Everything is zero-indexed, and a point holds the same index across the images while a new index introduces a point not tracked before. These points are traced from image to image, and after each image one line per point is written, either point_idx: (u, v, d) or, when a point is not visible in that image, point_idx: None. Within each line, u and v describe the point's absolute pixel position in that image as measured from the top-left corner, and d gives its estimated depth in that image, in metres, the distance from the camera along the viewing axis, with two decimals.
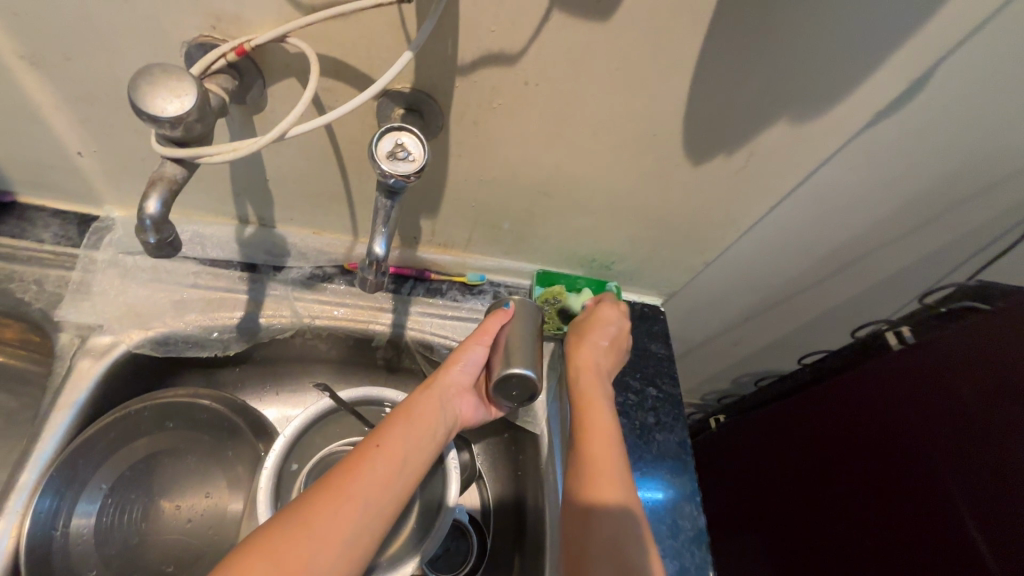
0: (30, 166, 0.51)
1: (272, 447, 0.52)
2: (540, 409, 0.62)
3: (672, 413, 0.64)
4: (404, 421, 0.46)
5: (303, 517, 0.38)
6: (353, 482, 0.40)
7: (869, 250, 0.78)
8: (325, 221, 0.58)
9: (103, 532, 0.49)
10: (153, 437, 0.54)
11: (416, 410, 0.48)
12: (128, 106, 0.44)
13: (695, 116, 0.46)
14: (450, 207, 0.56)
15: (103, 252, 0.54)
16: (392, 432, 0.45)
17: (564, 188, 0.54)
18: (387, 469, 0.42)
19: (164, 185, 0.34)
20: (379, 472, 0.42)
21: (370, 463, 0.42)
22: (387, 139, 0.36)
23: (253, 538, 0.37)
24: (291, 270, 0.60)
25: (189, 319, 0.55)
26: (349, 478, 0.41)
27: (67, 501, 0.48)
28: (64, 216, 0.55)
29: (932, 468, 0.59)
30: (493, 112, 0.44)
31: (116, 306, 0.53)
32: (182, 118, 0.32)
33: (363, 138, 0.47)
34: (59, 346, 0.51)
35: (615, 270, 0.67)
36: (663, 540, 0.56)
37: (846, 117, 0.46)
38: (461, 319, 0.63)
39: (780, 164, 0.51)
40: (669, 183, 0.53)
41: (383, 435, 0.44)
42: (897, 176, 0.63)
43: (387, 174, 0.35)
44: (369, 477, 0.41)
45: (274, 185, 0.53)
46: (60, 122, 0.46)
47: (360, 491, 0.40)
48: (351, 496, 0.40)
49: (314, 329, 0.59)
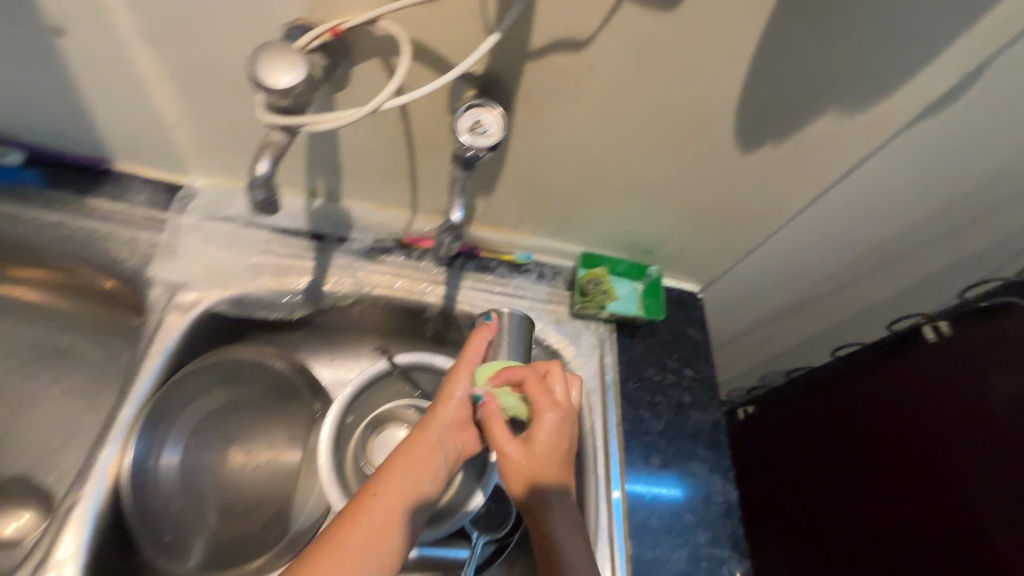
0: (129, 136, 0.55)
1: (333, 403, 0.58)
2: (580, 383, 0.65)
3: (707, 394, 0.67)
4: (400, 468, 0.47)
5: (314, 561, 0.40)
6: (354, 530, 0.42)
7: (908, 249, 0.78)
8: (387, 197, 0.62)
9: (186, 468, 0.56)
10: (228, 390, 0.61)
11: (414, 453, 0.49)
12: (226, 82, 0.48)
13: (749, 104, 0.48)
14: (506, 186, 0.59)
15: (188, 217, 0.59)
16: (389, 478, 0.46)
17: (616, 171, 0.56)
18: (385, 518, 0.44)
19: (271, 150, 0.38)
20: (376, 521, 0.43)
21: (366, 513, 0.44)
22: (468, 115, 0.40)
23: None
24: (354, 241, 0.64)
25: (262, 282, 0.59)
26: (350, 526, 0.43)
27: (159, 439, 0.54)
28: (153, 183, 0.60)
29: (985, 458, 0.61)
30: (557, 95, 0.47)
31: (199, 267, 0.58)
32: (292, 88, 0.36)
33: (433, 117, 0.51)
34: (150, 300, 0.56)
35: (656, 255, 0.70)
36: (696, 511, 0.59)
37: (895, 109, 0.48)
38: (508, 294, 0.67)
39: (828, 155, 0.53)
40: (718, 170, 0.55)
41: (380, 483, 0.46)
42: (943, 172, 0.64)
43: (469, 147, 0.39)
44: (366, 527, 0.43)
45: (348, 160, 0.57)
46: (163, 95, 0.51)
47: (361, 541, 0.42)
48: (353, 542, 0.42)
49: (373, 298, 0.63)
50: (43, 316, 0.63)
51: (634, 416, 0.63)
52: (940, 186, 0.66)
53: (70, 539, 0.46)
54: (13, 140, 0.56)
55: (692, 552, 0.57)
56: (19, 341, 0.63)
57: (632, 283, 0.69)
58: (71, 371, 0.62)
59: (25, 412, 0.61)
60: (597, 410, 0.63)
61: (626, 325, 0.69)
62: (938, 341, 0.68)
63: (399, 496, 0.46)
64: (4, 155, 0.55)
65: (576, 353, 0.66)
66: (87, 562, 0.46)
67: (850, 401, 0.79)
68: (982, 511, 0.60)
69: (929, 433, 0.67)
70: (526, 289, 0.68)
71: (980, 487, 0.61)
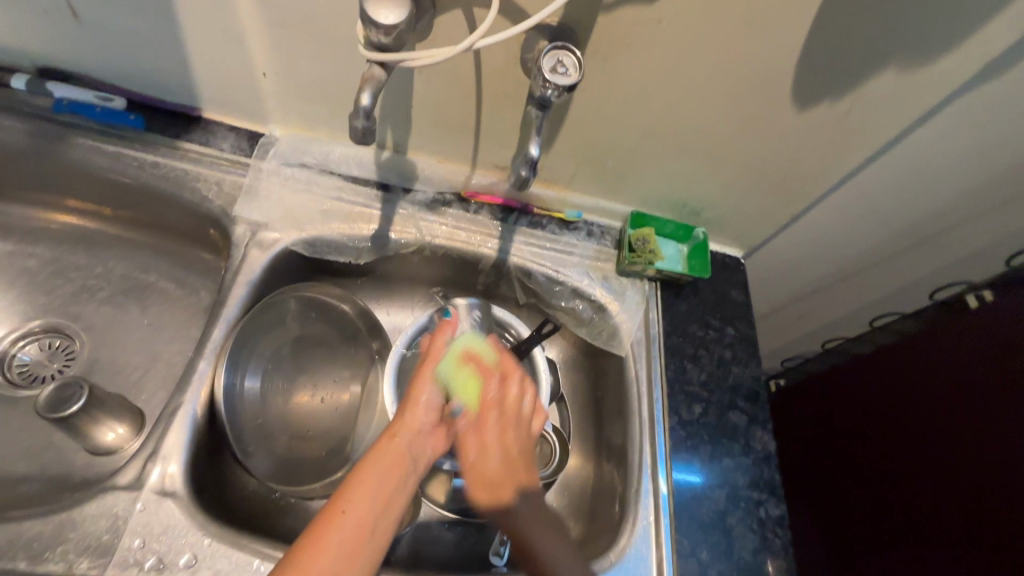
0: (219, 85, 0.60)
1: (399, 339, 0.63)
2: (626, 335, 0.68)
3: (748, 350, 0.69)
4: (368, 480, 0.45)
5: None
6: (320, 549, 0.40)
7: (954, 224, 0.78)
8: (450, 152, 0.65)
9: (265, 393, 0.61)
10: (301, 325, 0.65)
11: (384, 459, 0.47)
12: (314, 33, 0.51)
13: (811, 60, 0.50)
14: (565, 143, 0.62)
15: (269, 163, 0.64)
16: (355, 492, 0.44)
17: (672, 129, 0.59)
18: (356, 535, 0.42)
19: (373, 83, 0.42)
20: (344, 540, 0.41)
21: (336, 527, 0.41)
22: (550, 56, 0.43)
23: None
24: (418, 192, 0.68)
25: (334, 227, 0.64)
26: (319, 540, 0.41)
27: (244, 362, 0.58)
28: (237, 131, 0.66)
29: (1007, 407, 0.64)
30: (625, 48, 0.50)
31: (277, 209, 0.63)
32: (394, 27, 0.40)
33: (504, 71, 0.53)
34: (235, 236, 0.61)
35: (704, 217, 0.72)
36: (735, 456, 0.62)
37: (954, 68, 0.49)
38: (558, 250, 0.70)
39: (884, 114, 0.55)
40: (772, 129, 0.57)
41: (347, 497, 0.43)
42: (999, 140, 0.65)
43: (547, 85, 0.43)
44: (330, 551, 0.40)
45: (416, 112, 0.60)
46: (255, 46, 0.54)
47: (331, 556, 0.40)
48: (325, 554, 0.40)
49: (433, 247, 0.67)
50: (132, 252, 0.69)
51: (677, 367, 0.66)
52: (993, 156, 0.67)
53: (177, 434, 0.50)
54: (115, 87, 0.61)
55: (730, 492, 0.60)
56: (111, 275, 0.69)
57: (678, 245, 0.73)
58: (157, 304, 0.68)
59: (117, 339, 0.67)
60: (643, 359, 0.66)
61: (671, 284, 0.72)
62: (981, 309, 0.69)
63: (369, 510, 0.43)
64: (111, 100, 0.61)
65: (622, 308, 0.69)
66: (190, 458, 0.49)
67: (884, 367, 0.81)
68: (1006, 454, 0.63)
69: (956, 389, 0.70)
70: (576, 245, 0.71)
71: (1002, 432, 0.64)
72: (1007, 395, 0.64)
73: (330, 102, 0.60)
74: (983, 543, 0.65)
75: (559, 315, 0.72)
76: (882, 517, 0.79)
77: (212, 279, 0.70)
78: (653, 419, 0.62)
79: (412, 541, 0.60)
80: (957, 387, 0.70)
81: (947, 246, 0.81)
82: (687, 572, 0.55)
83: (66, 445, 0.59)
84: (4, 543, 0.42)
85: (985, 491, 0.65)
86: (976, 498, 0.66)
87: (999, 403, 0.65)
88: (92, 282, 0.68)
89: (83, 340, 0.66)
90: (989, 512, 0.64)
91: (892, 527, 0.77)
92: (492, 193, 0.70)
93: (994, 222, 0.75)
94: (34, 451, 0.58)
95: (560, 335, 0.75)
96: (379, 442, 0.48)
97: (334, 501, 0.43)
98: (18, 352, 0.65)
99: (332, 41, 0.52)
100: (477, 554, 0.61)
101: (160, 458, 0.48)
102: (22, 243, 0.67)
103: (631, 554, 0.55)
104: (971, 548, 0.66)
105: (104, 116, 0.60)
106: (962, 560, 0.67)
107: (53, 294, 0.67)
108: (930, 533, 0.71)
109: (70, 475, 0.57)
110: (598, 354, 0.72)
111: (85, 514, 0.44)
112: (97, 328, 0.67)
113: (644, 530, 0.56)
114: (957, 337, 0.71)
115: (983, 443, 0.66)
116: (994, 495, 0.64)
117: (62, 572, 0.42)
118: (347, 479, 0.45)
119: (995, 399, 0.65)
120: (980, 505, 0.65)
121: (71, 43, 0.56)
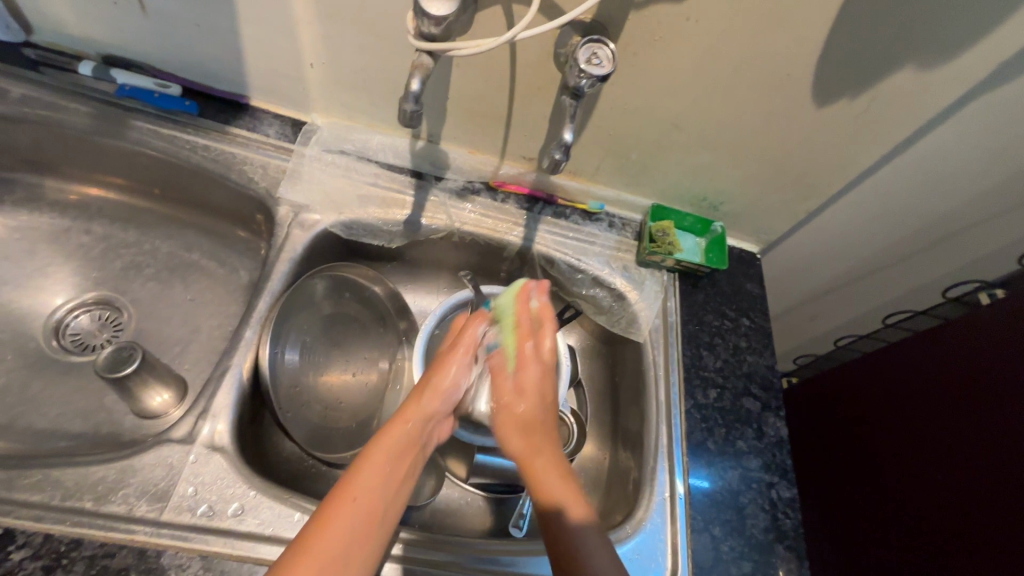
0: (269, 75, 0.64)
1: (428, 319, 0.67)
2: (645, 323, 0.70)
3: (763, 341, 0.72)
4: (376, 469, 0.46)
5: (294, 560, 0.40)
6: (332, 529, 0.42)
7: (967, 226, 0.79)
8: (481, 143, 0.69)
9: (302, 365, 0.64)
10: (335, 303, 0.69)
11: (401, 442, 0.50)
12: (362, 26, 0.55)
13: (829, 58, 0.52)
14: (591, 136, 0.65)
15: (311, 148, 0.69)
16: (367, 475, 0.46)
17: (695, 124, 0.62)
18: (364, 516, 0.43)
19: (422, 71, 0.47)
20: (353, 522, 0.43)
21: (351, 503, 0.44)
22: (586, 49, 0.47)
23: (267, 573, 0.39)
24: (449, 180, 0.72)
25: (370, 211, 0.68)
26: (330, 521, 0.42)
27: (284, 333, 0.62)
28: (282, 119, 0.70)
29: (1012, 405, 0.64)
30: (653, 45, 0.53)
31: (317, 192, 0.67)
32: (442, 19, 0.44)
33: (538, 65, 0.56)
34: (279, 216, 0.65)
35: (721, 211, 0.75)
36: (749, 440, 0.64)
37: (970, 67, 0.52)
38: (580, 239, 0.73)
39: (900, 112, 0.57)
40: (792, 125, 0.60)
41: (358, 480, 0.45)
42: (1012, 143, 0.67)
43: (582, 74, 0.47)
44: (349, 522, 0.43)
45: (451, 103, 0.63)
46: (305, 39, 0.58)
47: (342, 534, 0.42)
48: (340, 527, 0.42)
49: (461, 233, 0.71)
50: (178, 231, 0.74)
51: (693, 353, 0.69)
52: (1006, 159, 0.69)
53: (225, 395, 0.53)
54: (172, 76, 0.66)
55: (744, 473, 0.62)
56: (158, 253, 0.73)
57: (696, 238, 0.75)
58: (200, 281, 0.72)
59: (162, 312, 0.70)
60: (660, 345, 0.69)
61: (688, 276, 0.75)
62: (992, 307, 0.71)
63: (377, 494, 0.45)
64: (169, 87, 0.66)
65: (641, 297, 0.72)
66: (235, 418, 0.53)
67: (895, 366, 0.82)
68: (1009, 453, 0.63)
69: (963, 388, 0.71)
70: (598, 235, 0.74)
71: (1007, 432, 0.64)
72: (1012, 394, 0.65)
73: (370, 92, 0.64)
74: (984, 542, 0.64)
75: (579, 302, 0.75)
76: (889, 516, 0.78)
77: (251, 258, 0.74)
78: (669, 402, 0.65)
79: (437, 510, 0.63)
80: (965, 387, 0.71)
81: (960, 247, 0.82)
82: (701, 546, 0.57)
83: (116, 408, 0.62)
84: (72, 485, 0.45)
85: (987, 490, 0.65)
86: (980, 497, 0.66)
87: (1004, 402, 0.66)
88: (140, 259, 0.73)
89: (131, 312, 0.70)
90: (991, 512, 0.64)
91: (897, 528, 0.77)
92: (519, 183, 0.74)
93: (1007, 225, 0.77)
94: (86, 412, 0.62)
95: (578, 322, 0.78)
96: (387, 434, 0.50)
97: (345, 484, 0.45)
98: (71, 322, 0.69)
99: (377, 34, 0.56)
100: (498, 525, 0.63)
101: (210, 416, 0.52)
102: (77, 220, 0.72)
103: (648, 527, 0.57)
104: (973, 548, 0.65)
105: (163, 102, 0.65)
106: (964, 559, 0.66)
107: (104, 268, 0.71)
108: (933, 533, 0.70)
109: (119, 435, 0.61)
110: (616, 341, 0.75)
111: (143, 462, 0.48)
112: (144, 301, 0.71)
113: (660, 504, 0.59)
114: (968, 333, 0.73)
115: (988, 442, 0.66)
116: (998, 494, 0.64)
117: (124, 513, 0.45)
118: (355, 465, 0.47)
119: (1001, 398, 0.66)
120: (984, 505, 0.65)
121: (136, 33, 0.60)
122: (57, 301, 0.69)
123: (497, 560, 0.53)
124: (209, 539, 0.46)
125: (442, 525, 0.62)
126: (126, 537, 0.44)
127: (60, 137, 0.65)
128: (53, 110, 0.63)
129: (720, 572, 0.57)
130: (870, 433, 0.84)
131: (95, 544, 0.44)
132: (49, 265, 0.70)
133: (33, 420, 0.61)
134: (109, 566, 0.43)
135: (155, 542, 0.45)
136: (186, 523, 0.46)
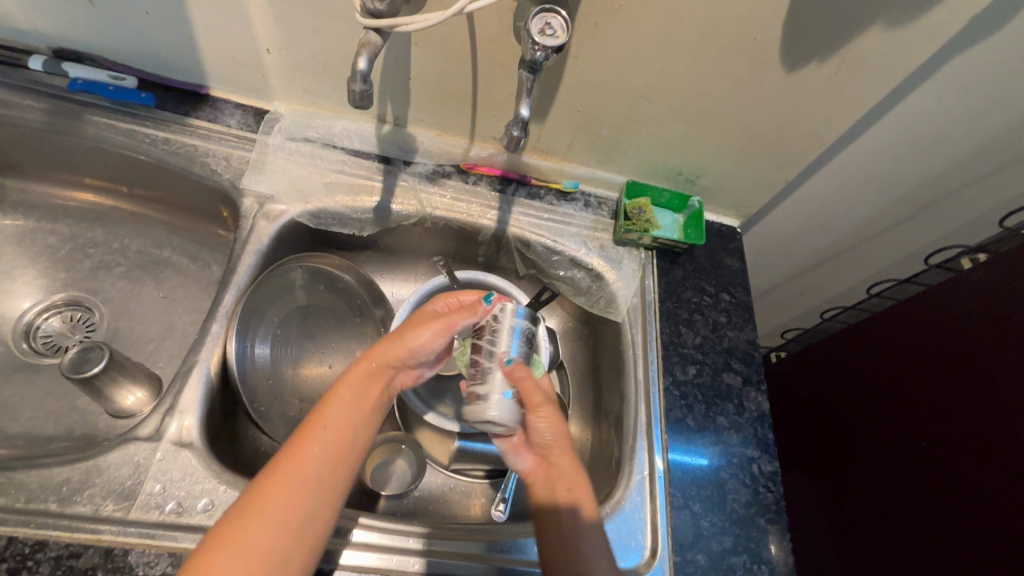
0: (227, 63, 0.62)
1: (400, 308, 0.65)
2: (622, 302, 0.69)
3: (743, 315, 0.71)
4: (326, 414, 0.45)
5: (216, 529, 0.38)
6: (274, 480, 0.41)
7: (948, 192, 0.78)
8: (448, 124, 0.67)
9: (275, 357, 0.63)
10: (310, 293, 0.67)
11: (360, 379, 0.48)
12: (314, 7, 0.53)
13: (795, 20, 0.50)
14: (560, 113, 0.63)
15: (273, 137, 0.67)
16: (319, 424, 0.44)
17: (664, 96, 0.60)
18: (321, 464, 0.43)
19: (369, 49, 0.46)
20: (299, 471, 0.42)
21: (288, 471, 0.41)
22: (538, 19, 0.45)
23: (224, 521, 0.39)
24: (418, 164, 0.71)
25: (338, 199, 0.67)
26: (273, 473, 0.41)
27: (252, 328, 0.60)
28: (244, 108, 0.69)
29: (994, 370, 0.63)
30: (614, 13, 0.51)
31: (283, 182, 0.66)
32: None
33: (498, 37, 0.54)
34: (244, 208, 0.64)
35: (698, 185, 0.74)
36: (729, 415, 0.64)
37: (940, 22, 0.50)
38: (555, 220, 0.72)
39: (870, 74, 0.55)
40: (761, 92, 0.58)
41: (303, 436, 0.44)
42: (990, 102, 0.65)
43: (537, 46, 0.45)
44: (287, 479, 0.41)
45: (414, 85, 0.61)
46: (259, 23, 0.56)
47: (289, 482, 0.41)
48: (284, 479, 0.41)
49: (433, 218, 0.70)
50: (147, 228, 0.72)
51: (672, 331, 0.68)
52: (985, 118, 0.67)
53: (193, 391, 0.53)
54: (126, 68, 0.64)
55: (725, 448, 0.62)
56: (128, 251, 0.72)
57: (674, 215, 0.74)
58: (172, 278, 0.71)
59: (135, 310, 0.70)
60: (639, 324, 0.68)
61: (668, 252, 0.73)
62: (975, 271, 0.70)
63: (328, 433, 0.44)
64: (123, 79, 0.64)
65: (618, 276, 0.71)
66: (204, 414, 0.52)
67: (881, 336, 0.82)
68: (991, 419, 0.63)
69: (946, 355, 0.70)
70: (573, 215, 0.73)
71: (990, 398, 0.63)
72: (996, 360, 0.64)
73: (330, 76, 0.62)
74: (968, 508, 0.64)
75: (558, 285, 0.74)
76: (872, 486, 0.78)
77: (222, 252, 0.72)
78: (648, 380, 0.64)
79: (421, 497, 0.63)
80: (950, 354, 0.70)
81: (941, 213, 0.81)
82: (681, 523, 0.57)
83: (89, 409, 0.62)
84: (36, 487, 0.45)
85: (971, 455, 0.64)
86: (965, 464, 0.65)
87: (986, 367, 0.65)
88: (109, 258, 0.71)
89: (102, 311, 0.69)
90: (975, 479, 0.63)
91: (881, 497, 0.76)
92: (491, 165, 0.73)
93: (989, 187, 0.75)
94: (59, 415, 0.62)
95: (559, 304, 0.77)
96: (331, 392, 0.47)
97: (295, 435, 0.44)
98: (42, 324, 0.68)
99: (331, 13, 0.54)
100: (482, 510, 0.64)
101: (177, 413, 0.51)
102: (42, 221, 0.71)
103: (627, 507, 0.57)
104: (957, 514, 0.65)
105: (117, 94, 0.63)
106: (950, 528, 0.65)
107: (72, 268, 0.70)
108: (919, 501, 0.70)
109: (94, 435, 0.60)
110: (597, 322, 0.74)
111: (109, 461, 0.47)
112: (116, 300, 0.70)
113: (639, 483, 0.59)
114: (951, 299, 0.72)
115: (973, 409, 0.65)
116: (981, 461, 0.63)
117: (90, 513, 0.45)
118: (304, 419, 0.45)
119: (985, 364, 0.65)
120: (969, 473, 0.64)
121: (85, 24, 0.58)
122: (24, 304, 0.68)
123: (499, 547, 0.53)
124: (178, 536, 0.45)
125: (424, 512, 0.62)
126: (92, 537, 0.44)
127: (17, 136, 0.64)
128: (4, 107, 0.62)
129: (702, 548, 0.56)
130: (857, 404, 0.83)
131: (60, 544, 0.44)
132: (16, 269, 0.69)
133: (5, 424, 0.60)
134: (75, 565, 0.43)
135: (122, 540, 0.44)
136: (155, 521, 0.46)
